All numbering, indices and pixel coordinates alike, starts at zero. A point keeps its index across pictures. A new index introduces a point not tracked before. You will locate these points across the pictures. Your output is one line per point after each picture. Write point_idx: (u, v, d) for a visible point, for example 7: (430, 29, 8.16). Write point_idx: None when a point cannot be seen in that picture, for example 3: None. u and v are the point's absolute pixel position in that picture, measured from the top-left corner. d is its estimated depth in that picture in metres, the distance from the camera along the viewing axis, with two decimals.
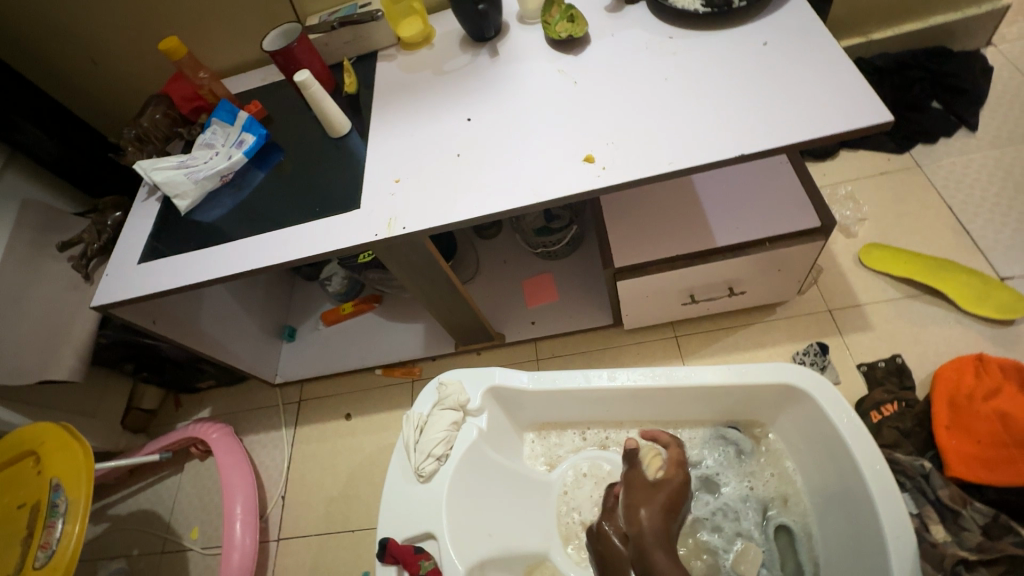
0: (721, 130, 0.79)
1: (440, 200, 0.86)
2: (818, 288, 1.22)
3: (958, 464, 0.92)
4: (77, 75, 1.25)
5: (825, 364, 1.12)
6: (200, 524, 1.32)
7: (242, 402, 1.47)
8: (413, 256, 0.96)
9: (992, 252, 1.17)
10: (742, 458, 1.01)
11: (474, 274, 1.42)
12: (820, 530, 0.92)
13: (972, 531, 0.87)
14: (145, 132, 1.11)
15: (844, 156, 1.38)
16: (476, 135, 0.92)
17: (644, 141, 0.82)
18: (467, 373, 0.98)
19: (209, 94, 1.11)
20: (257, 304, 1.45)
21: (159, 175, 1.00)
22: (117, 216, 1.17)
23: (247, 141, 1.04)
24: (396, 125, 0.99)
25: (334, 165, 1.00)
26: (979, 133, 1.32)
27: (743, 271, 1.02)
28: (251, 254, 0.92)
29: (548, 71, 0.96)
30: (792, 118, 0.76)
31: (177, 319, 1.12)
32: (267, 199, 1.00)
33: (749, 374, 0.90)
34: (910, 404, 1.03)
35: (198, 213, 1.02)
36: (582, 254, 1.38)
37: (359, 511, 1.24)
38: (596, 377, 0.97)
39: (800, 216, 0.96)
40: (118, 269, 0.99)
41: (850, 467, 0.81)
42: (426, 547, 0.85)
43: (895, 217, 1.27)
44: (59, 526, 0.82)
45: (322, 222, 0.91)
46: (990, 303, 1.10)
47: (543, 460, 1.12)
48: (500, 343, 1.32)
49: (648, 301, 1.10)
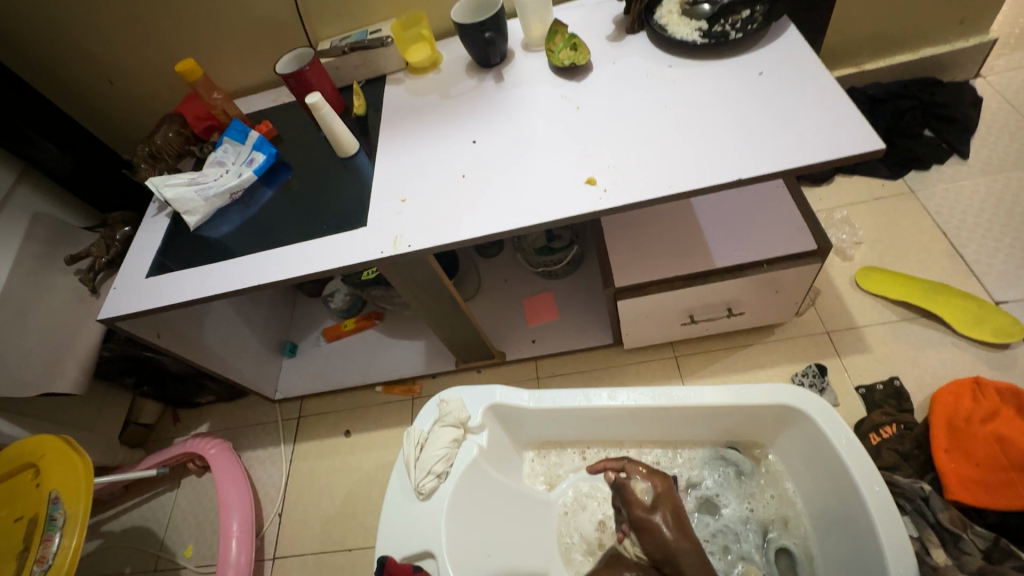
0: (717, 156, 0.81)
1: (445, 219, 0.89)
2: (815, 310, 1.23)
3: (958, 487, 0.93)
4: (93, 95, 1.29)
5: (824, 385, 1.13)
6: (195, 541, 1.30)
7: (241, 418, 1.47)
8: (417, 274, 0.98)
9: (986, 277, 1.19)
10: (742, 479, 1.01)
11: (475, 292, 1.44)
12: (821, 552, 0.91)
13: (972, 555, 0.86)
14: (158, 150, 1.13)
15: (839, 182, 1.41)
16: (480, 157, 0.95)
17: (644, 165, 0.84)
18: (468, 390, 0.99)
19: (221, 114, 1.15)
20: (260, 320, 1.46)
21: (170, 191, 1.02)
22: (125, 229, 1.20)
23: (257, 159, 1.07)
24: (402, 147, 1.02)
25: (342, 184, 1.02)
26: (970, 160, 1.35)
27: (741, 293, 1.04)
28: (257, 269, 0.93)
29: (552, 96, 0.99)
30: (786, 145, 0.79)
31: (180, 333, 1.13)
32: (274, 216, 1.02)
33: (748, 395, 0.91)
34: (909, 426, 1.03)
35: (207, 229, 1.04)
36: (583, 274, 1.39)
37: (357, 529, 1.23)
38: (596, 396, 0.97)
39: (797, 238, 0.98)
40: (125, 282, 1.00)
41: (850, 489, 0.82)
42: (425, 565, 0.84)
43: (890, 241, 1.29)
44: (56, 539, 0.82)
45: (329, 238, 0.93)
46: (986, 327, 1.12)
47: (542, 479, 1.12)
48: (501, 361, 1.33)
49: (648, 321, 1.12)
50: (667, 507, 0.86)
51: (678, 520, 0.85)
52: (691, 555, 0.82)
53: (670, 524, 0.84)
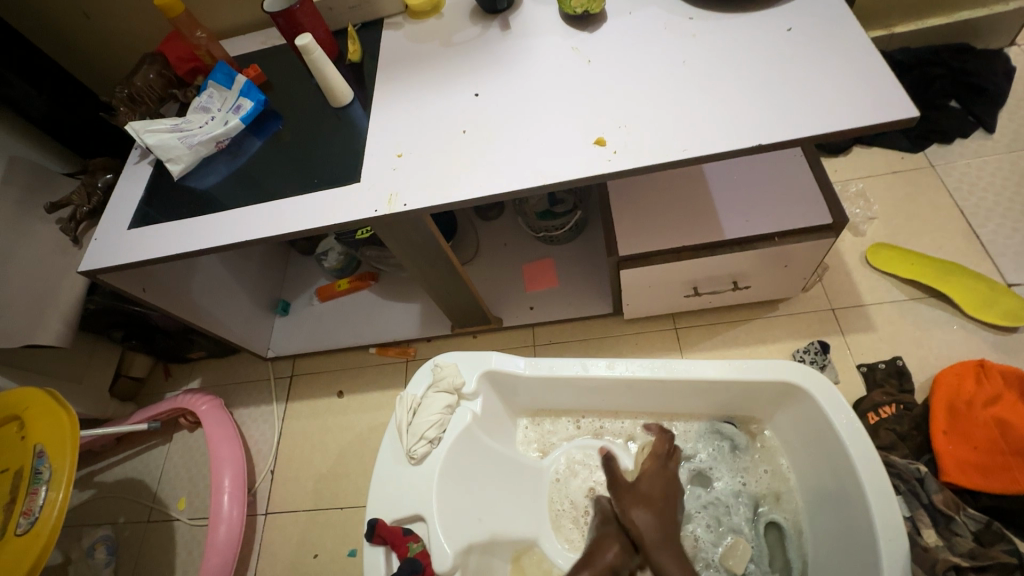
0: (735, 120, 0.76)
1: (441, 177, 0.84)
2: (822, 287, 1.20)
3: (954, 470, 0.92)
4: (69, 28, 1.19)
5: (825, 362, 1.11)
6: (187, 494, 1.31)
7: (234, 374, 1.45)
8: (412, 234, 0.94)
9: (1001, 258, 1.15)
10: (737, 453, 1.00)
11: (474, 255, 1.40)
12: (811, 528, 0.91)
13: (963, 537, 0.87)
14: (138, 92, 1.06)
15: (857, 152, 1.35)
16: (482, 111, 0.89)
17: (658, 126, 0.79)
18: (463, 356, 0.96)
19: (206, 55, 1.07)
20: (251, 276, 1.42)
21: (151, 138, 0.97)
22: (107, 177, 1.14)
23: (244, 106, 1.00)
24: (398, 98, 0.96)
25: (334, 136, 0.96)
26: (996, 135, 1.29)
27: (747, 266, 1.01)
28: (246, 224, 0.89)
29: (561, 49, 0.92)
30: (808, 108, 0.74)
31: (166, 286, 1.10)
32: (261, 168, 0.96)
33: (748, 369, 0.89)
34: (909, 406, 1.02)
35: (191, 179, 0.99)
36: (585, 240, 1.35)
37: (350, 489, 1.23)
38: (593, 366, 0.95)
39: (811, 211, 0.93)
40: (107, 233, 0.96)
41: (848, 473, 0.80)
42: (415, 528, 0.85)
43: (905, 217, 1.25)
44: (42, 492, 0.81)
45: (320, 194, 0.88)
46: (996, 309, 1.09)
47: (535, 447, 1.11)
48: (497, 327, 1.30)
49: (649, 291, 1.08)
50: (652, 488, 0.94)
51: (654, 505, 0.92)
52: (663, 551, 0.86)
53: (639, 524, 0.90)
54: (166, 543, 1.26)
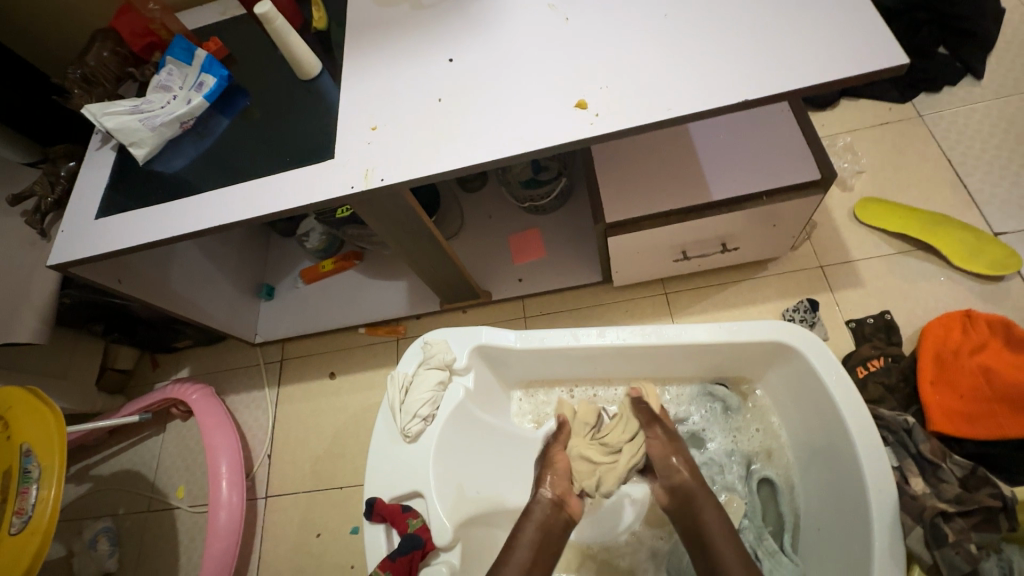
0: (721, 75, 0.73)
1: (417, 148, 0.80)
2: (811, 244, 1.19)
3: (941, 419, 0.94)
4: (12, 5, 1.12)
5: (815, 321, 1.11)
6: (186, 483, 1.31)
7: (223, 361, 1.43)
8: (391, 210, 0.90)
9: (988, 207, 1.15)
10: (729, 413, 1.02)
11: (458, 229, 1.37)
12: (802, 482, 0.94)
13: (949, 483, 0.88)
14: (93, 72, 1.00)
15: (844, 105, 1.33)
16: (458, 77, 0.85)
17: (642, 86, 0.75)
18: (453, 332, 0.95)
19: (161, 28, 1.01)
20: (232, 261, 1.38)
21: (112, 121, 0.91)
22: (70, 165, 1.09)
23: (207, 83, 0.95)
24: (370, 68, 0.91)
25: (305, 111, 0.92)
26: (984, 82, 1.27)
27: (736, 227, 0.99)
28: (218, 208, 0.85)
29: (537, 7, 0.87)
30: (796, 60, 0.71)
31: (144, 277, 1.07)
32: (232, 149, 0.93)
33: (739, 332, 0.89)
34: (896, 358, 1.04)
35: (159, 164, 0.95)
36: (572, 209, 1.33)
37: (348, 468, 1.24)
38: (585, 335, 0.94)
39: (799, 167, 0.91)
40: (74, 224, 0.92)
41: (838, 428, 0.81)
42: (414, 505, 0.85)
43: (893, 170, 1.23)
44: (33, 491, 0.80)
45: (294, 173, 0.85)
46: (983, 259, 1.10)
47: (530, 418, 1.11)
48: (486, 301, 1.28)
49: (638, 258, 1.07)
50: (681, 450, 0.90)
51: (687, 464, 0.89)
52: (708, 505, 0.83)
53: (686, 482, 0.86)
54: (169, 532, 1.26)
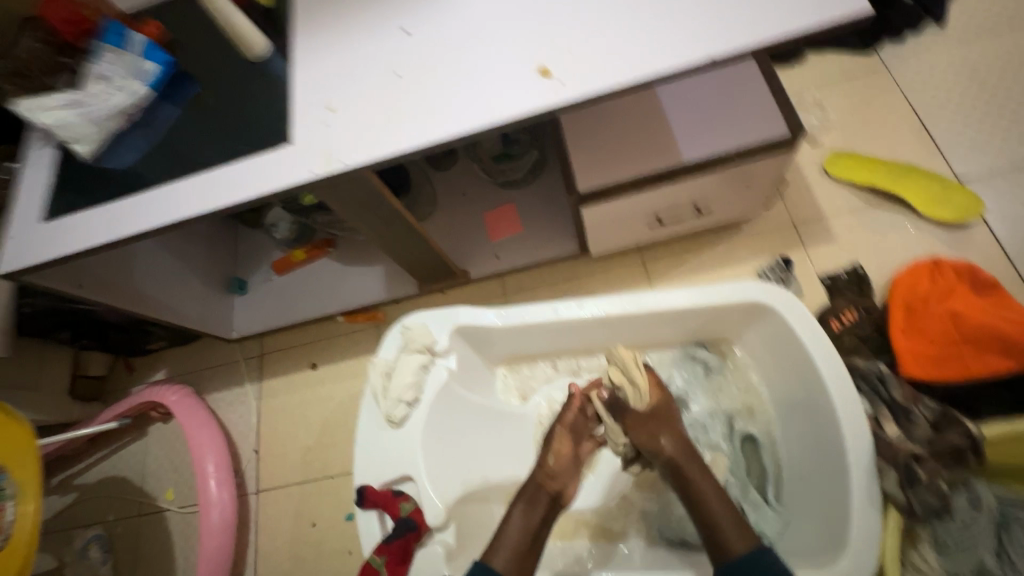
0: (687, 34, 0.71)
1: (379, 128, 0.77)
2: (783, 202, 1.20)
3: (913, 366, 0.97)
4: None
5: (788, 278, 1.12)
6: (175, 485, 1.30)
7: (200, 360, 1.40)
8: (356, 193, 0.87)
9: (952, 155, 1.16)
10: (710, 375, 1.03)
11: (431, 209, 1.34)
12: (784, 436, 0.96)
13: (920, 426, 0.91)
14: (24, 65, 0.94)
15: (811, 59, 1.32)
16: (416, 49, 0.81)
17: (607, 48, 0.73)
18: (432, 314, 0.94)
19: (93, 13, 0.94)
20: (199, 257, 1.34)
21: (49, 117, 0.86)
22: (7, 165, 1.03)
23: (148, 69, 0.89)
24: (323, 44, 0.86)
25: (259, 95, 0.88)
26: (946, 28, 1.27)
27: (709, 190, 0.99)
28: (173, 203, 0.81)
29: None
30: (761, 13, 0.69)
31: (106, 280, 1.03)
32: (185, 140, 0.88)
33: (715, 293, 0.89)
34: (869, 310, 1.05)
35: (106, 159, 0.90)
36: (545, 181, 1.31)
37: (338, 457, 1.23)
38: (565, 308, 0.94)
39: (770, 124, 0.91)
40: (21, 229, 0.87)
41: (814, 382, 0.84)
42: (405, 489, 0.85)
43: (861, 122, 1.24)
44: (9, 508, 0.81)
45: (251, 160, 0.81)
46: (951, 207, 1.12)
47: (515, 393, 1.10)
48: (465, 280, 1.27)
49: (613, 226, 1.06)
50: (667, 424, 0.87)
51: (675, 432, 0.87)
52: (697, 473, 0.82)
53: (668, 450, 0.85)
54: (162, 534, 1.25)
